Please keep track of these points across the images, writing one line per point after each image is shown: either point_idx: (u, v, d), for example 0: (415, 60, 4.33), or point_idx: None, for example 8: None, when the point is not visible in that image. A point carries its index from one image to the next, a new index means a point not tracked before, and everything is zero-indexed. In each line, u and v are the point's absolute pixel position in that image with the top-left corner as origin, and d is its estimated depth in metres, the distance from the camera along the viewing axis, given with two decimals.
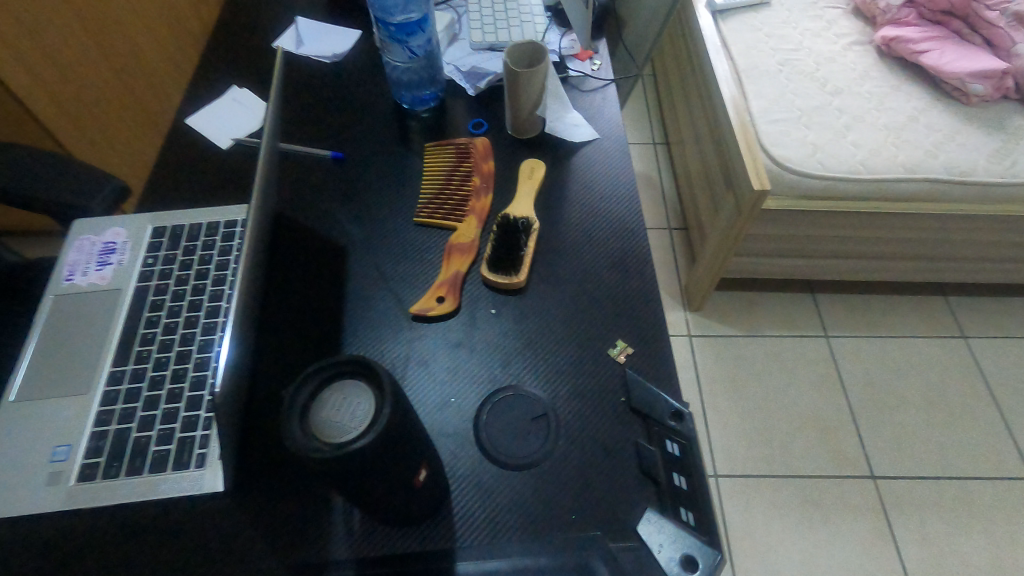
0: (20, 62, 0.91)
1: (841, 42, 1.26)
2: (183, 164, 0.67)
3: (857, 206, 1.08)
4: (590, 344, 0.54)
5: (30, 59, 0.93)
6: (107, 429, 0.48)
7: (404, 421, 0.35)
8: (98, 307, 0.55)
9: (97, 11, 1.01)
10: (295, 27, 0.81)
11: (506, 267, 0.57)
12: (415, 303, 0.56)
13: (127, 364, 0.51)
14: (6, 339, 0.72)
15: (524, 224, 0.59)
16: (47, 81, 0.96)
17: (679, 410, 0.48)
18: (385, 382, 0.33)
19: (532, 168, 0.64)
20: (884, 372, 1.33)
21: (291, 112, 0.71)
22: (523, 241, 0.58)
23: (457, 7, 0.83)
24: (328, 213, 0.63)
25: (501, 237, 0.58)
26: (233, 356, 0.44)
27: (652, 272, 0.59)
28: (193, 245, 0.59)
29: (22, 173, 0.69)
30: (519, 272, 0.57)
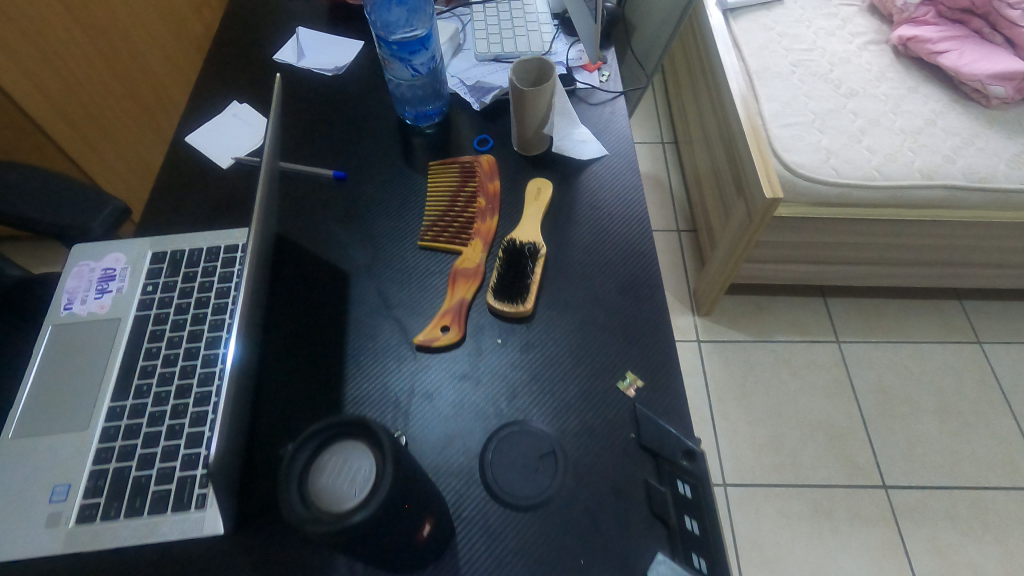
0: (21, 68, 0.91)
1: (856, 41, 1.23)
2: (182, 184, 0.65)
3: (871, 213, 1.05)
4: (599, 377, 0.52)
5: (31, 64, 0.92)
6: (107, 467, 0.47)
7: (405, 482, 0.34)
8: (97, 337, 0.54)
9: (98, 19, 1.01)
10: (296, 38, 0.79)
11: (513, 295, 0.55)
12: (420, 333, 0.55)
13: (126, 399, 0.50)
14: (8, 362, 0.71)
15: (531, 250, 0.57)
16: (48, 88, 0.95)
17: (691, 448, 0.47)
18: (386, 446, 0.32)
19: (539, 189, 0.63)
20: (897, 378, 1.31)
21: (292, 129, 0.70)
22: (530, 268, 0.57)
23: (462, 15, 0.81)
24: (331, 236, 0.62)
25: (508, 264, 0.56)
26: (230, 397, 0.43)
27: (663, 298, 0.57)
28: (193, 271, 0.57)
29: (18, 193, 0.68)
30: (526, 300, 0.55)
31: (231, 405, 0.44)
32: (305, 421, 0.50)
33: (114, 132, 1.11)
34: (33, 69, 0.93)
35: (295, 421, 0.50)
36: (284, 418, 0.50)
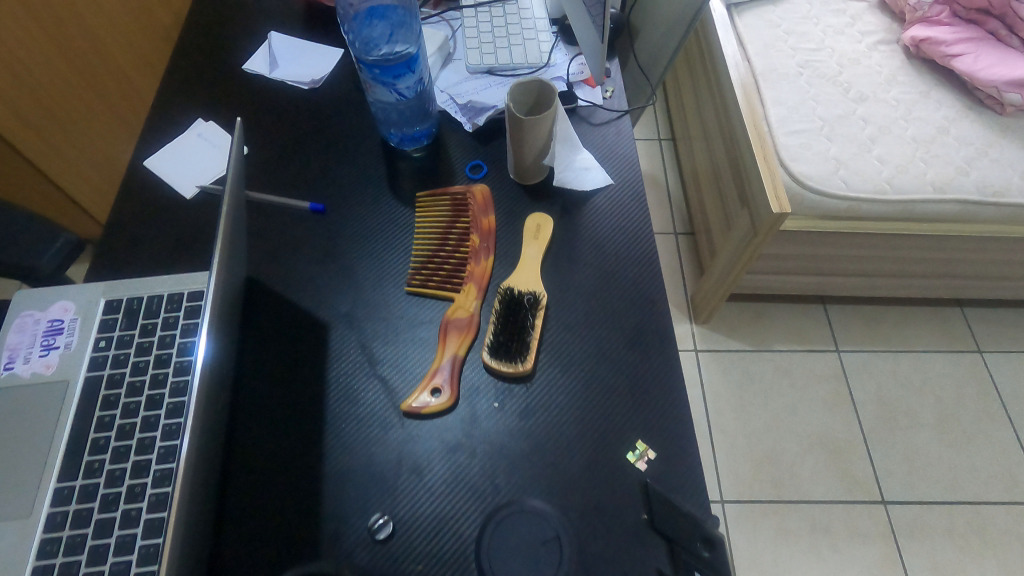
0: None
1: (866, 41, 1.17)
2: (143, 219, 0.59)
3: (879, 227, 1.01)
4: (604, 447, 0.47)
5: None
6: (53, 563, 0.42)
7: None
8: (42, 402, 0.47)
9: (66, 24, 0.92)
10: (268, 44, 0.71)
11: (511, 353, 0.50)
12: (407, 396, 0.49)
13: (76, 480, 0.45)
14: None
15: (531, 300, 0.52)
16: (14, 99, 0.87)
17: (711, 535, 0.40)
18: None
19: (538, 225, 0.57)
20: (897, 389, 1.28)
21: (264, 152, 0.63)
22: (530, 321, 0.52)
23: (452, 20, 0.74)
24: (307, 278, 0.56)
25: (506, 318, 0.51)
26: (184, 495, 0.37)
27: (675, 352, 0.52)
28: (153, 324, 0.51)
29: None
30: (525, 359, 0.50)
31: (189, 498, 0.39)
32: (278, 501, 0.45)
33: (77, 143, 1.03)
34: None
35: (268, 501, 0.45)
36: (255, 497, 0.45)
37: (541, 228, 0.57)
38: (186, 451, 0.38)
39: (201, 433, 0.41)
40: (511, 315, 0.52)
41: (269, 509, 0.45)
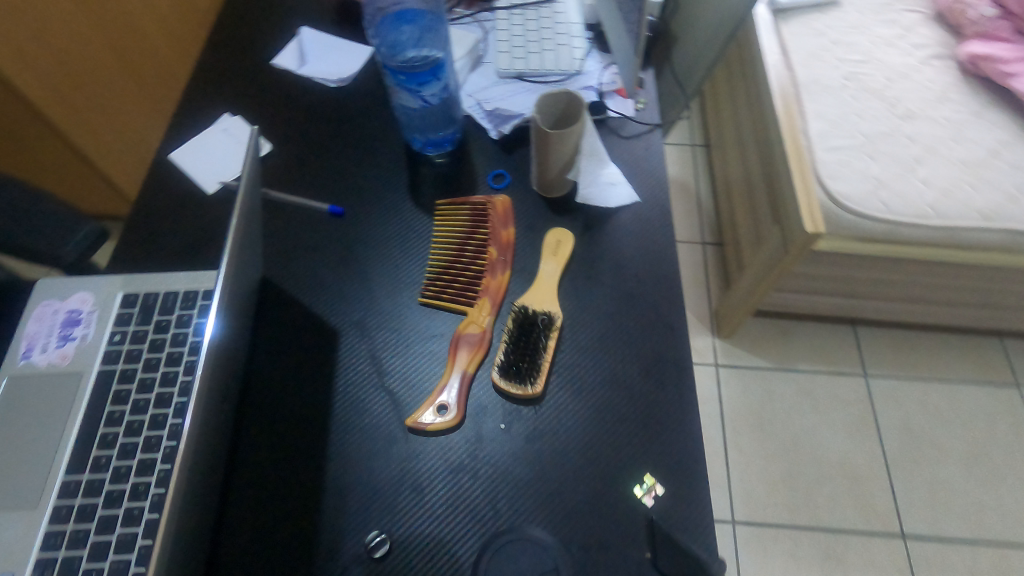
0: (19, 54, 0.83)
1: (918, 55, 1.11)
2: (168, 213, 0.60)
3: (918, 252, 0.97)
4: (611, 478, 0.46)
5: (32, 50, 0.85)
6: (55, 556, 0.42)
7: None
8: (56, 393, 0.48)
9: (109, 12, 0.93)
10: (298, 39, 0.71)
11: (521, 374, 0.49)
12: (413, 411, 0.49)
13: (83, 474, 0.45)
14: None
15: (546, 321, 0.51)
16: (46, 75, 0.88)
17: None
18: None
19: (558, 241, 0.56)
20: (925, 419, 1.23)
21: (288, 151, 0.63)
22: (543, 342, 0.51)
23: (484, 21, 0.72)
24: (322, 283, 0.55)
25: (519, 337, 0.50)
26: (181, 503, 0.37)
27: (692, 384, 0.50)
28: (167, 320, 0.52)
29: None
30: (536, 381, 0.49)
31: (189, 506, 0.39)
32: (277, 510, 0.45)
33: (112, 124, 1.05)
34: (36, 58, 0.86)
35: (268, 510, 0.45)
36: (256, 504, 0.45)
37: (560, 244, 0.56)
38: (188, 460, 0.38)
39: (206, 441, 0.42)
40: (524, 335, 0.50)
41: (268, 518, 0.45)
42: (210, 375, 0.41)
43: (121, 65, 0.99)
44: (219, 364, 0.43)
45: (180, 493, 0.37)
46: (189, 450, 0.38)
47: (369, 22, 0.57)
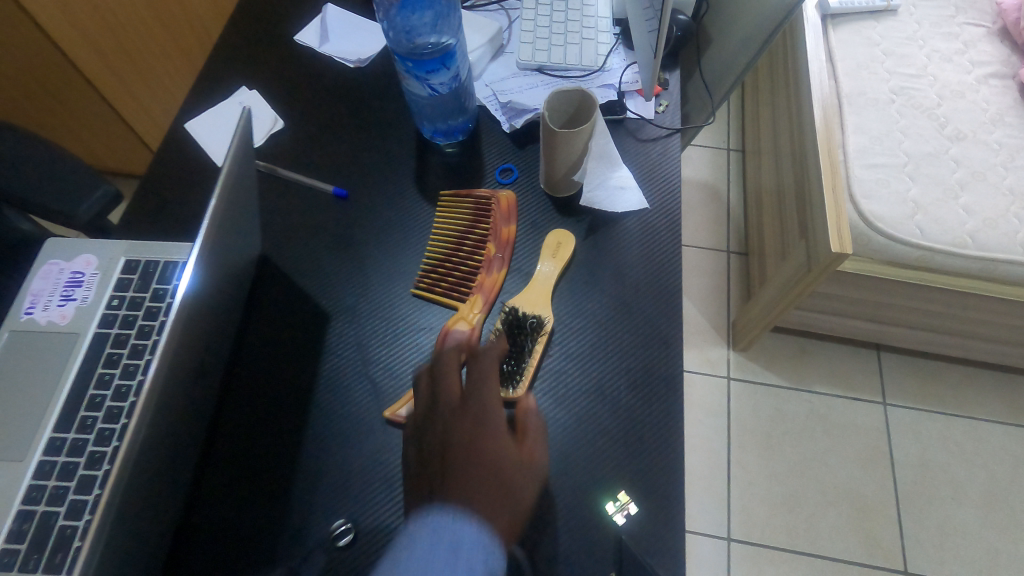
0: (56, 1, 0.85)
1: (976, 72, 1.04)
2: (181, 184, 0.61)
3: (951, 283, 0.92)
4: (585, 492, 0.45)
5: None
6: (34, 510, 0.43)
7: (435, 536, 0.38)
8: (52, 352, 0.49)
9: None
10: (322, 16, 0.70)
11: (505, 377, 0.48)
12: (393, 404, 0.48)
13: (68, 432, 0.46)
14: None
15: (535, 324, 0.50)
16: (83, 24, 0.91)
17: None
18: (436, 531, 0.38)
19: (558, 243, 0.55)
20: (945, 455, 1.17)
21: (302, 129, 0.63)
22: (530, 346, 0.50)
23: (511, 9, 0.70)
24: (319, 265, 0.56)
25: (506, 338, 0.49)
26: (134, 478, 0.37)
27: (679, 403, 0.49)
28: (164, 290, 0.52)
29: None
30: (518, 385, 0.48)
31: (154, 477, 0.40)
32: (249, 486, 0.46)
33: (141, 75, 1.05)
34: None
35: (241, 486, 0.46)
36: (228, 480, 0.46)
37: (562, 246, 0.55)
38: (149, 436, 0.39)
39: (177, 415, 0.42)
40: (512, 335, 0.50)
41: (240, 494, 0.45)
42: (182, 349, 0.41)
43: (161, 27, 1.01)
44: (196, 340, 0.44)
45: (131, 470, 0.37)
46: (148, 426, 0.38)
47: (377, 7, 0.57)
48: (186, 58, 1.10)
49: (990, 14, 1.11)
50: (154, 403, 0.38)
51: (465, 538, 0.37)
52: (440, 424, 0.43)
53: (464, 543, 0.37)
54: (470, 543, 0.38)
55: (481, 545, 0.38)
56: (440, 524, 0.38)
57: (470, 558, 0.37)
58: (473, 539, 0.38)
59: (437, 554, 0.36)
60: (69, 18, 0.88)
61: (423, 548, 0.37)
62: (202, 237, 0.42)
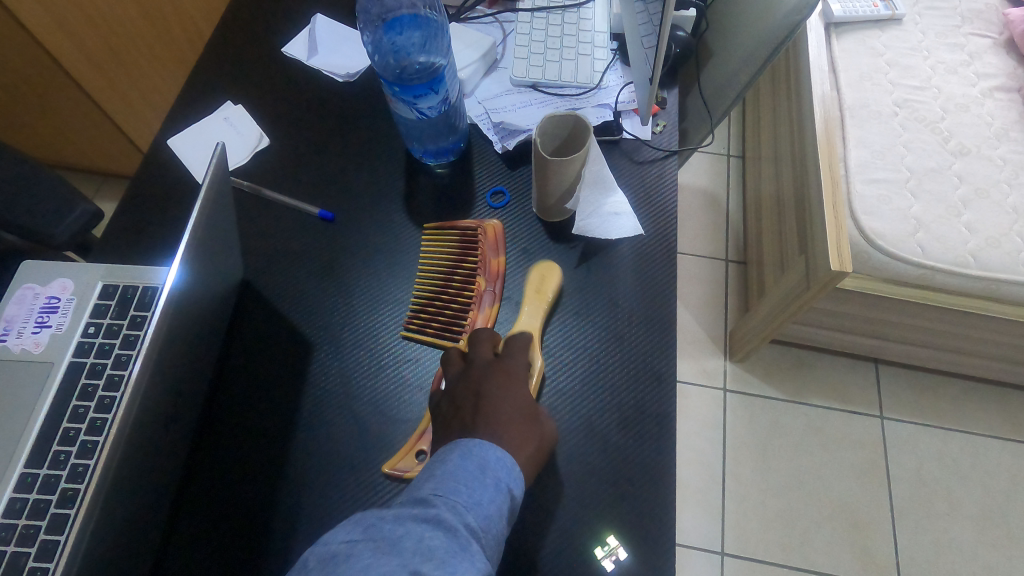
0: (47, 10, 0.83)
1: (981, 85, 1.02)
2: (162, 203, 0.59)
3: (954, 302, 0.91)
4: (572, 536, 0.44)
5: (60, 8, 0.85)
6: (4, 551, 0.42)
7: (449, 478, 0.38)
8: (24, 382, 0.48)
9: None
10: (311, 27, 0.69)
11: None
12: (390, 459, 0.46)
13: (40, 468, 0.45)
14: None
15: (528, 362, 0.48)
16: (74, 31, 0.89)
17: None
18: (446, 471, 0.38)
19: (543, 276, 0.53)
20: (942, 471, 1.16)
21: (288, 148, 0.61)
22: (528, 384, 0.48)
23: (505, 22, 0.68)
24: (304, 292, 0.54)
25: None
26: (98, 534, 0.36)
27: (672, 442, 0.47)
28: (142, 317, 0.51)
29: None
30: None
31: (123, 525, 0.39)
32: (226, 528, 0.44)
33: (133, 79, 1.03)
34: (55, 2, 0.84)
35: (219, 527, 0.45)
36: (206, 519, 0.45)
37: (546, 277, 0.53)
38: (115, 487, 0.37)
39: (148, 459, 0.41)
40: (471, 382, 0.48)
41: (217, 538, 0.44)
42: (152, 392, 0.40)
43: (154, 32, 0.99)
44: (169, 379, 0.42)
45: (94, 526, 0.35)
46: (113, 479, 0.36)
47: (361, 28, 0.57)
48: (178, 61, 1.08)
49: (997, 24, 1.08)
50: (119, 455, 0.37)
51: (494, 456, 0.40)
52: (474, 373, 0.45)
53: (494, 462, 0.40)
54: (498, 464, 0.40)
55: (510, 467, 0.40)
56: (472, 446, 0.40)
57: (498, 472, 0.39)
58: (499, 459, 0.40)
59: (469, 467, 0.38)
60: (60, 26, 0.86)
61: (454, 464, 0.39)
62: (175, 276, 0.40)
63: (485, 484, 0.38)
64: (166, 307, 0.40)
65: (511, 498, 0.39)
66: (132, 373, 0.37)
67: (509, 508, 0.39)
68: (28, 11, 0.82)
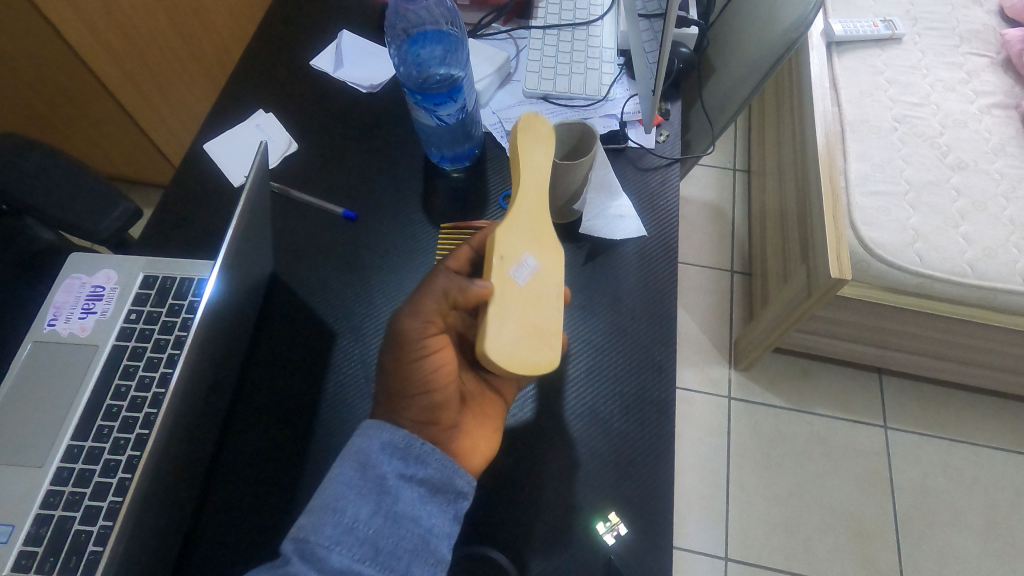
0: (94, 34, 0.89)
1: (979, 102, 1.05)
2: (196, 203, 0.64)
3: (951, 310, 0.93)
4: (576, 512, 0.47)
5: (106, 32, 0.91)
6: (52, 515, 0.46)
7: (321, 508, 0.40)
8: (73, 363, 0.52)
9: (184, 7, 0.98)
10: (337, 42, 0.73)
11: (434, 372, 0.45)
12: None
13: (86, 441, 0.49)
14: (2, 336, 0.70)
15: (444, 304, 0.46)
16: (116, 49, 0.94)
17: None
18: (314, 503, 0.40)
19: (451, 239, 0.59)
20: (946, 481, 1.17)
21: (313, 153, 0.66)
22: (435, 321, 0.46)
23: (519, 38, 0.73)
24: (329, 285, 0.58)
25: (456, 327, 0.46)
26: (147, 497, 0.40)
27: (671, 429, 0.51)
28: (179, 305, 0.55)
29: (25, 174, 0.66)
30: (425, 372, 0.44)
31: (162, 505, 0.42)
32: (252, 502, 0.48)
33: (165, 94, 1.08)
34: (99, 23, 0.89)
35: (248, 498, 0.48)
36: (236, 491, 0.49)
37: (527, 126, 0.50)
38: (161, 455, 0.41)
39: (186, 446, 0.44)
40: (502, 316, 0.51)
41: (244, 510, 0.48)
42: (190, 389, 0.43)
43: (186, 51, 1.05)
44: (206, 372, 0.46)
45: (144, 489, 0.39)
46: (160, 447, 0.40)
47: (388, 41, 0.62)
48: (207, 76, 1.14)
49: (994, 44, 1.12)
50: (167, 426, 0.40)
51: (377, 446, 0.42)
52: None
53: (379, 455, 0.42)
54: (385, 452, 0.42)
55: (404, 448, 0.42)
56: (352, 450, 0.42)
57: (380, 469, 0.41)
58: (389, 446, 0.42)
59: (348, 481, 0.41)
60: (103, 46, 0.92)
61: (324, 497, 0.40)
62: (219, 266, 0.44)
63: (360, 504, 0.40)
64: (205, 315, 0.43)
65: (424, 480, 0.42)
66: (174, 376, 0.41)
67: (428, 488, 0.42)
68: (76, 34, 0.87)
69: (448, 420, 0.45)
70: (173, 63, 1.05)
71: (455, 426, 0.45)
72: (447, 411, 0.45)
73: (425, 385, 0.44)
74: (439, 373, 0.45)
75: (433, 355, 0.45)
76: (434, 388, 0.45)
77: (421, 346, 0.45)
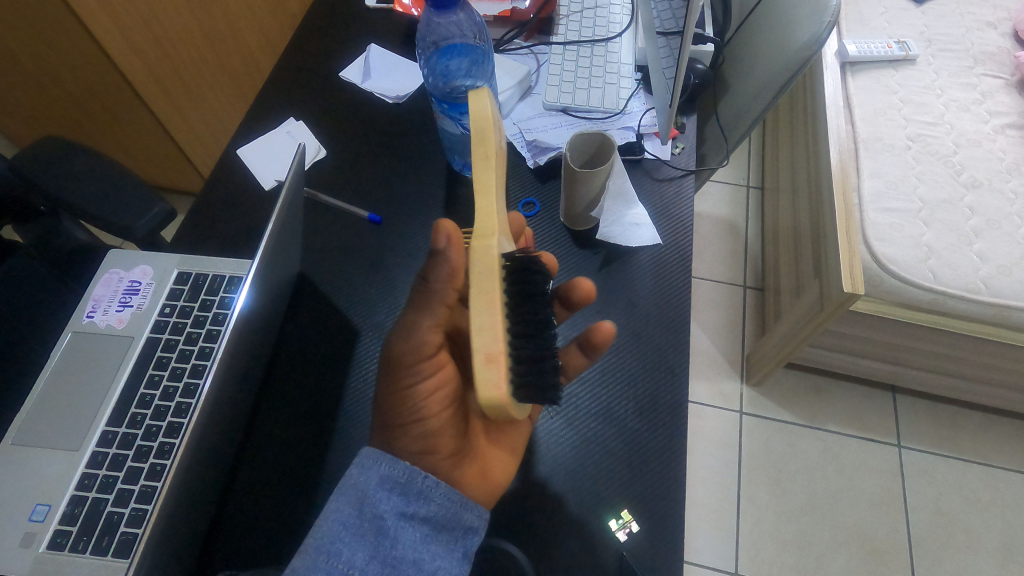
0: (133, 49, 0.94)
1: (993, 123, 1.06)
2: (226, 205, 0.67)
3: (964, 326, 0.93)
4: (590, 509, 0.49)
5: (145, 45, 0.95)
6: (86, 496, 0.48)
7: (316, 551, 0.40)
8: (107, 353, 0.54)
9: (218, 22, 1.03)
10: (366, 54, 0.77)
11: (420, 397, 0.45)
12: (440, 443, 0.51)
13: (120, 427, 0.51)
14: (32, 330, 0.72)
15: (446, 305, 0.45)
16: (154, 63, 0.98)
17: None
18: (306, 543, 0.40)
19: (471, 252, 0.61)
20: (961, 502, 1.16)
21: (341, 159, 0.69)
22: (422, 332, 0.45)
23: (540, 54, 0.76)
24: (351, 286, 0.60)
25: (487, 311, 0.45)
26: (184, 482, 0.42)
27: (683, 429, 0.52)
28: (211, 301, 0.57)
29: (68, 174, 0.69)
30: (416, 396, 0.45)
31: (194, 492, 0.44)
32: (274, 493, 0.50)
33: (196, 104, 1.12)
34: (137, 37, 0.93)
35: (272, 485, 0.50)
36: (261, 477, 0.51)
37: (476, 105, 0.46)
38: (199, 442, 0.42)
39: (218, 436, 0.46)
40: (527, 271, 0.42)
41: (267, 499, 0.50)
42: (223, 390, 0.45)
43: (219, 65, 1.09)
44: (239, 366, 0.48)
45: (179, 478, 0.40)
46: (197, 436, 0.42)
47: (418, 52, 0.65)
48: (238, 89, 1.18)
49: (1009, 66, 1.13)
50: (205, 415, 0.42)
51: (375, 482, 0.43)
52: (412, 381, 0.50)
53: (378, 492, 0.43)
54: (380, 488, 0.43)
55: (405, 483, 0.43)
56: (348, 485, 0.42)
57: (376, 507, 0.42)
58: (389, 481, 0.43)
59: (347, 518, 0.41)
60: (141, 59, 0.96)
61: (321, 537, 0.40)
62: (255, 264, 0.46)
63: (357, 546, 0.40)
64: (237, 323, 0.45)
65: (425, 518, 0.43)
66: (206, 382, 0.42)
67: (430, 525, 0.43)
68: (116, 48, 0.91)
69: (445, 447, 0.46)
70: (206, 75, 1.09)
71: (455, 453, 0.46)
72: (443, 439, 0.46)
73: (418, 412, 0.45)
74: (433, 397, 0.46)
75: (428, 377, 0.45)
76: (430, 414, 0.45)
77: (415, 372, 0.45)
